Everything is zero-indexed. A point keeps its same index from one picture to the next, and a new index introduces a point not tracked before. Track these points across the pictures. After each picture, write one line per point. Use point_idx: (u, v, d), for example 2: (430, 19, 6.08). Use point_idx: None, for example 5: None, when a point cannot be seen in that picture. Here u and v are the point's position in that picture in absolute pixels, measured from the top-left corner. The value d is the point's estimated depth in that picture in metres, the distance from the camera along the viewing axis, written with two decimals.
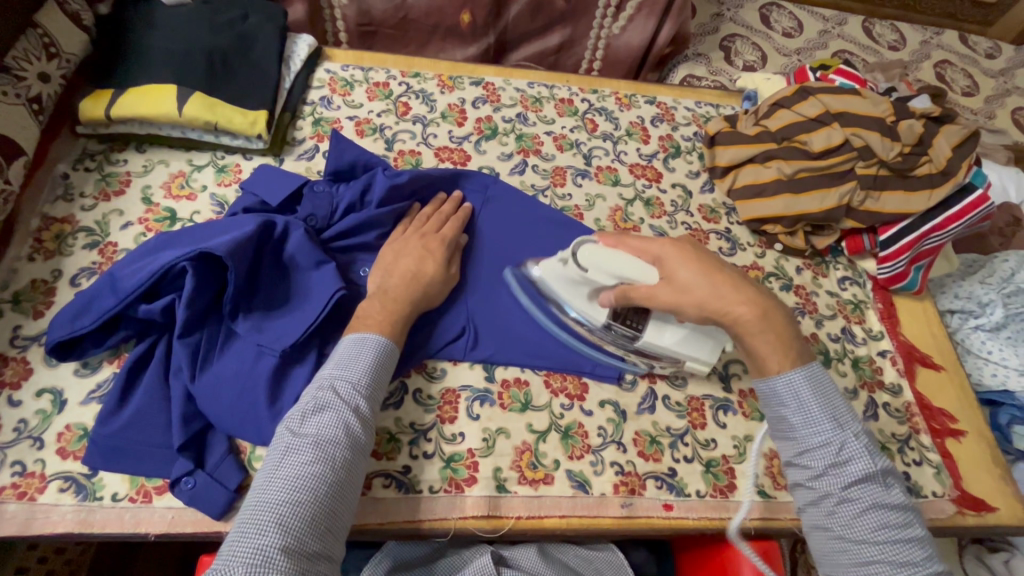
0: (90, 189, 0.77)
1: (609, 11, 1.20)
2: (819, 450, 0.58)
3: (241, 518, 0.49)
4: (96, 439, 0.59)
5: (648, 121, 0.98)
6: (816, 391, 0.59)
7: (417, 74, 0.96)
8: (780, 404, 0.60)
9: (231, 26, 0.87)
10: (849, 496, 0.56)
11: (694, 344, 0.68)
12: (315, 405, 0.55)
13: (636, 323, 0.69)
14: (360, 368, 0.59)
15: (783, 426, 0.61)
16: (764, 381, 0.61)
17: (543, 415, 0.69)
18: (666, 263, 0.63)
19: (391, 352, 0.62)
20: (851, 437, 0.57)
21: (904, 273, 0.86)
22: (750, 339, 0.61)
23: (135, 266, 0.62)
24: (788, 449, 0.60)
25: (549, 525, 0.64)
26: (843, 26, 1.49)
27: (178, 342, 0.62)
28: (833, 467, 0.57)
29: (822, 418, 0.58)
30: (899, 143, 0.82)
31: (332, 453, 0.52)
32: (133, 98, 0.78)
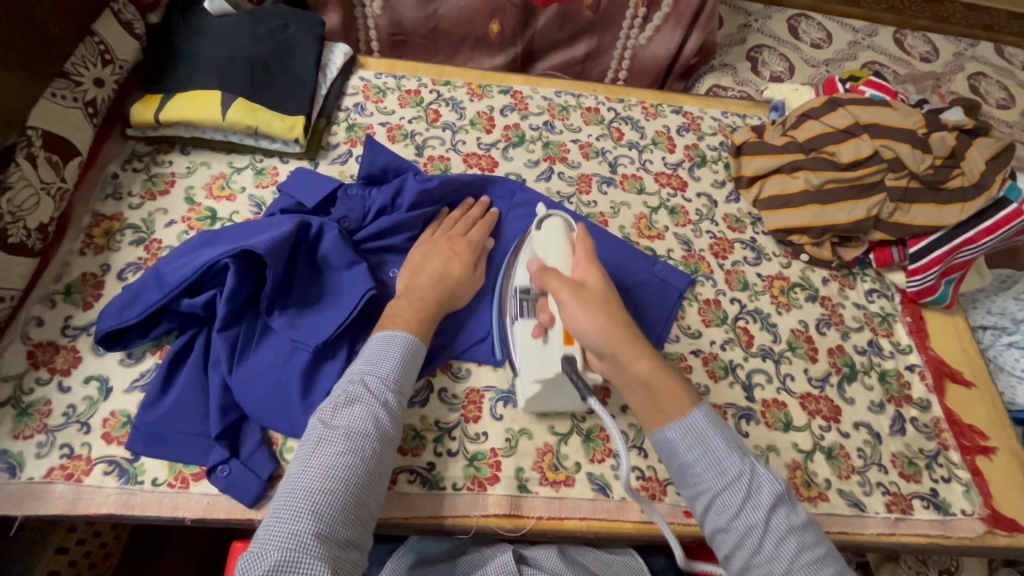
0: (138, 188, 0.81)
1: (636, 22, 1.21)
2: (732, 489, 0.51)
3: (276, 505, 0.51)
4: (139, 425, 0.62)
5: (674, 131, 0.98)
6: (715, 425, 0.53)
7: (447, 82, 0.98)
8: (684, 446, 0.53)
9: (272, 35, 0.91)
10: (769, 529, 0.49)
11: (531, 356, 0.63)
12: (345, 398, 0.57)
13: (526, 310, 0.65)
14: (389, 363, 0.61)
15: (688, 473, 0.53)
16: (662, 431, 0.54)
17: (565, 418, 0.70)
18: (590, 282, 0.58)
19: (419, 349, 0.64)
20: (755, 461, 0.52)
21: (935, 286, 0.84)
22: (642, 391, 0.55)
23: (180, 262, 0.65)
24: (698, 497, 0.52)
25: (569, 527, 0.65)
26: (873, 37, 1.48)
27: (218, 336, 0.64)
28: (748, 501, 0.50)
29: (727, 452, 0.52)
30: (931, 155, 0.81)
31: (361, 445, 0.54)
32: (180, 103, 0.81)
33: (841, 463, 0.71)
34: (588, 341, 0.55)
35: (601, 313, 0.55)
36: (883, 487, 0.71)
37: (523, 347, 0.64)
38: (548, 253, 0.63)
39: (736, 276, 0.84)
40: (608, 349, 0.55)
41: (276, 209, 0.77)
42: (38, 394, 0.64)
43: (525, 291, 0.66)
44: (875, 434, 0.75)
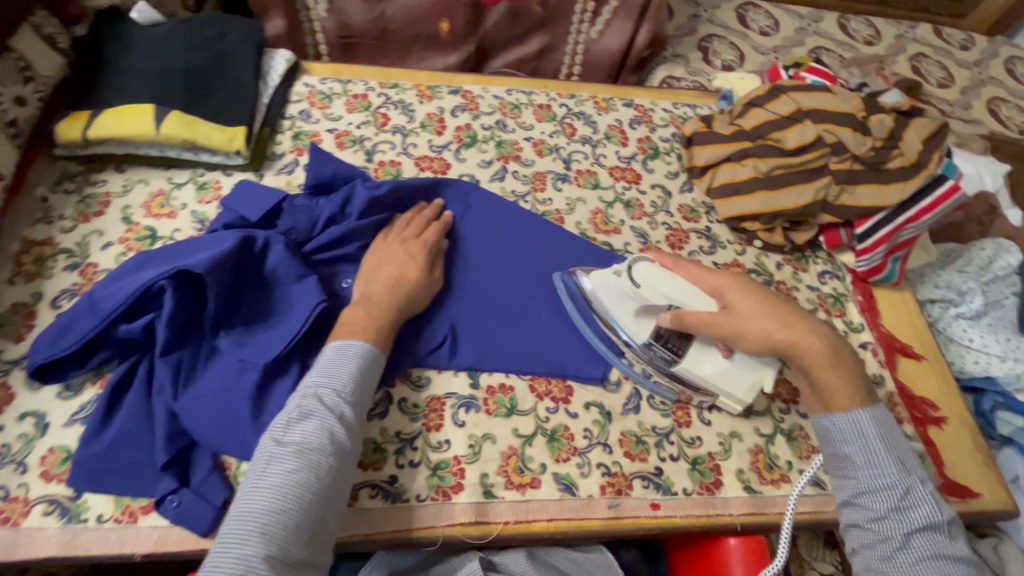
0: (71, 211, 0.77)
1: (586, 16, 1.21)
2: (884, 492, 0.57)
3: (225, 528, 0.49)
4: (81, 460, 0.59)
5: (626, 124, 0.99)
6: (882, 432, 0.60)
7: (395, 85, 0.97)
8: (843, 440, 0.61)
9: (208, 44, 0.87)
10: (908, 543, 0.55)
11: (731, 379, 0.69)
12: (298, 412, 0.55)
13: (678, 348, 0.71)
14: (344, 375, 0.59)
15: (843, 464, 0.61)
16: (824, 420, 0.63)
17: (529, 420, 0.69)
18: (729, 295, 0.67)
19: (376, 358, 0.62)
20: (916, 483, 0.57)
21: (882, 265, 0.87)
22: (817, 375, 0.63)
23: (116, 286, 0.63)
24: (844, 489, 0.60)
25: (537, 529, 0.65)
26: (818, 23, 1.52)
27: (160, 361, 0.62)
28: (897, 510, 0.56)
29: (884, 459, 0.58)
30: (871, 138, 0.83)
31: (314, 461, 0.52)
32: (110, 119, 0.78)
33: (801, 444, 0.73)
34: (758, 346, 0.65)
35: (768, 313, 0.65)
36: None
37: (715, 379, 0.69)
38: (668, 296, 0.66)
39: None
40: (785, 348, 0.64)
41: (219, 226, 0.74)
42: None
43: (657, 338, 0.71)
44: None
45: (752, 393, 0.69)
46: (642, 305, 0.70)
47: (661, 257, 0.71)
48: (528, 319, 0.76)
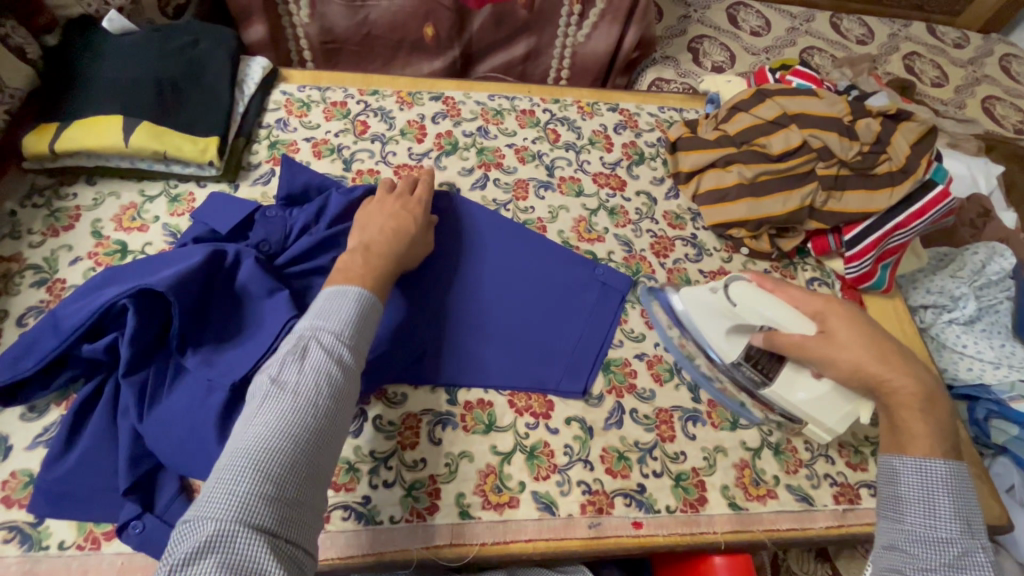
0: (39, 225, 0.75)
1: (573, 19, 1.20)
2: (942, 547, 0.53)
3: (216, 466, 0.46)
4: (40, 485, 0.57)
5: (611, 129, 0.97)
6: (957, 488, 0.55)
7: (375, 91, 0.95)
8: (908, 485, 0.56)
9: (181, 52, 0.86)
10: None
11: (824, 408, 0.67)
12: (295, 354, 0.52)
13: (768, 370, 0.71)
14: (344, 318, 0.56)
15: (900, 507, 0.56)
16: (892, 460, 0.58)
17: (507, 436, 0.68)
18: (829, 320, 0.64)
19: (373, 305, 0.60)
20: (976, 547, 0.53)
21: (872, 272, 0.85)
22: (903, 418, 0.59)
23: (79, 304, 0.61)
24: (894, 532, 0.56)
25: (515, 550, 0.63)
26: (810, 22, 1.50)
27: (124, 381, 0.60)
28: (957, 568, 0.52)
29: (948, 514, 0.54)
30: (857, 142, 0.82)
31: (313, 402, 0.50)
32: (79, 130, 0.76)
33: (788, 458, 0.71)
34: (846, 377, 0.63)
35: (864, 346, 0.62)
36: (830, 479, 0.71)
37: (808, 407, 0.68)
38: (766, 319, 0.67)
39: (679, 274, 0.83)
40: (871, 382, 0.61)
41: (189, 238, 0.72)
42: None
43: (747, 359, 0.71)
44: None
45: (845, 425, 0.66)
46: (734, 325, 0.71)
47: (760, 276, 0.71)
48: (507, 327, 0.75)
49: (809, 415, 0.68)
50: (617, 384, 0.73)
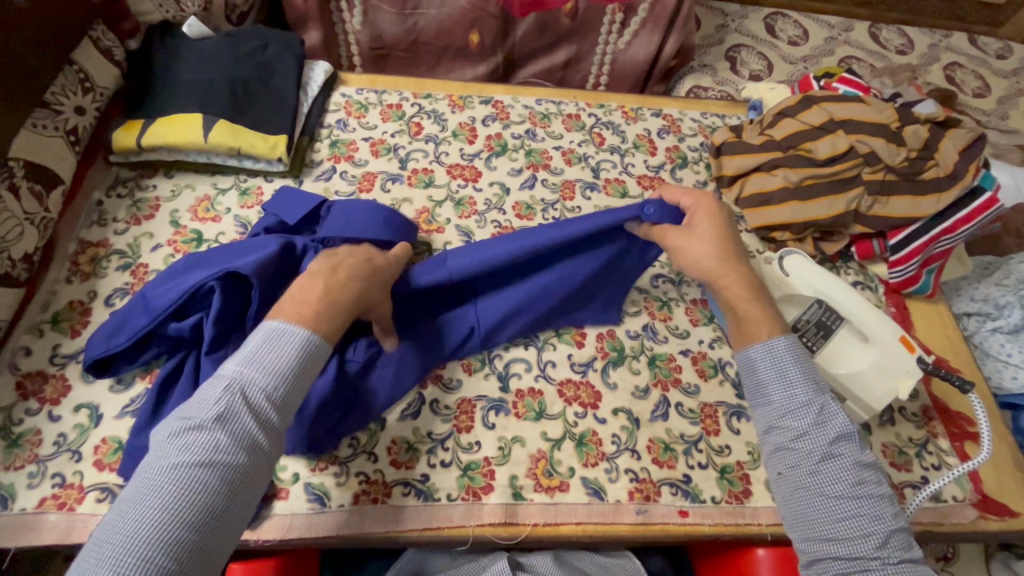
0: (123, 214, 0.81)
1: (614, 28, 1.23)
2: (805, 409, 0.58)
3: (98, 540, 0.41)
4: (129, 450, 0.62)
5: (655, 134, 1.00)
6: (796, 356, 0.61)
7: (428, 95, 0.99)
8: (765, 368, 0.61)
9: (252, 56, 0.91)
10: (831, 452, 0.55)
11: (868, 381, 0.70)
12: (218, 411, 0.47)
13: (812, 344, 0.72)
14: (275, 368, 0.50)
15: (765, 389, 0.61)
16: (747, 350, 0.63)
17: (558, 424, 0.70)
18: (694, 206, 0.70)
19: (320, 348, 0.54)
20: (828, 400, 0.58)
21: (916, 276, 0.86)
22: (740, 305, 0.65)
23: (166, 286, 0.66)
24: (768, 410, 0.60)
25: (566, 532, 0.65)
26: (848, 32, 1.50)
27: (206, 358, 0.64)
28: (814, 428, 0.57)
29: (804, 382, 0.59)
30: (905, 148, 0.83)
31: (220, 481, 0.45)
32: (162, 127, 0.82)
33: None
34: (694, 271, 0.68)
35: (720, 242, 0.67)
36: None
37: (854, 380, 0.70)
38: (816, 288, 0.75)
39: None
40: (713, 276, 0.66)
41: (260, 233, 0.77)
42: (27, 424, 0.64)
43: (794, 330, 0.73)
44: (864, 426, 0.75)
45: (883, 403, 0.69)
46: (786, 294, 0.75)
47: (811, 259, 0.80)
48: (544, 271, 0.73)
49: (850, 389, 0.70)
50: (663, 378, 0.75)
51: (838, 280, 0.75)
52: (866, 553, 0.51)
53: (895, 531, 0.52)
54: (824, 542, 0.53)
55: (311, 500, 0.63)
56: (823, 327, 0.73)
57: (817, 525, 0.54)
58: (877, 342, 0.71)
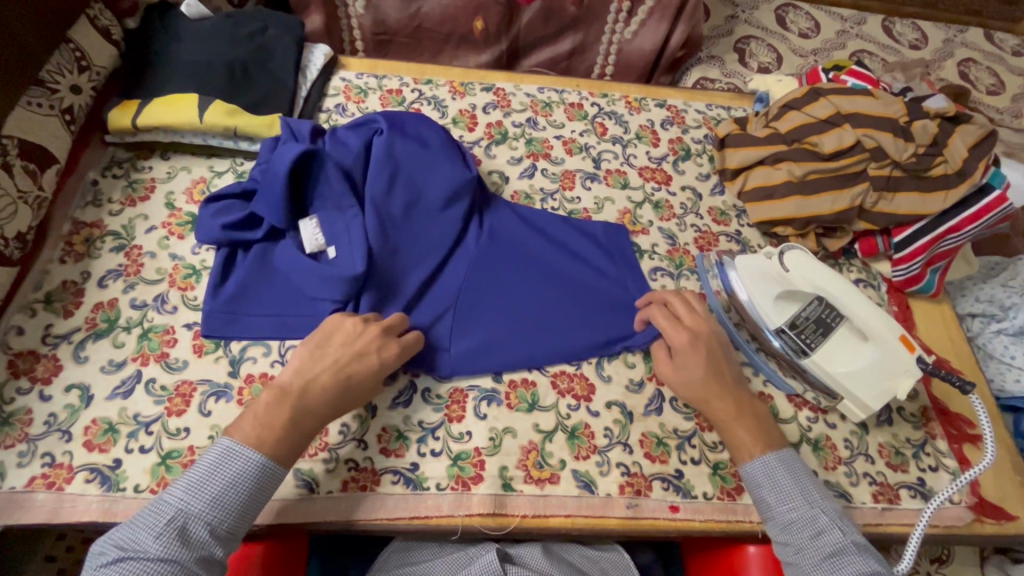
0: (118, 195, 0.80)
1: (621, 16, 1.20)
2: (801, 525, 0.58)
3: None
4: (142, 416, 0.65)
5: (658, 124, 0.98)
6: (790, 471, 0.61)
7: (429, 81, 0.98)
8: (760, 483, 0.62)
9: (251, 37, 0.90)
10: (833, 570, 0.55)
11: (866, 381, 0.69)
12: (157, 552, 0.49)
13: (811, 341, 0.71)
14: (208, 510, 0.52)
15: (763, 505, 0.61)
16: (746, 465, 0.63)
17: (550, 415, 0.70)
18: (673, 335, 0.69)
19: (269, 474, 0.55)
20: (823, 514, 0.58)
21: (920, 275, 0.84)
22: (727, 431, 0.65)
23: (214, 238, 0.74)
24: (771, 525, 0.61)
25: (554, 524, 0.65)
26: (861, 25, 1.47)
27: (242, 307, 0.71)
28: (812, 542, 0.57)
29: (798, 496, 0.59)
30: (913, 143, 0.81)
31: (180, 573, 0.49)
32: (158, 107, 0.81)
33: (828, 455, 0.72)
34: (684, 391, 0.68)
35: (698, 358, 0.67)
36: (869, 478, 0.71)
37: (854, 380, 0.70)
38: (816, 284, 0.72)
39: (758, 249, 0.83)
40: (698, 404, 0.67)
41: (231, 215, 0.74)
42: (18, 404, 0.64)
43: (793, 326, 0.72)
44: (861, 425, 0.74)
45: (881, 402, 0.69)
46: (784, 290, 0.73)
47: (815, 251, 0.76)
48: (544, 275, 0.78)
49: (847, 388, 0.70)
50: (658, 372, 0.75)
51: (837, 276, 0.72)
52: None
53: None
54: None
55: (300, 485, 0.63)
56: (822, 324, 0.71)
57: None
58: (876, 342, 0.68)
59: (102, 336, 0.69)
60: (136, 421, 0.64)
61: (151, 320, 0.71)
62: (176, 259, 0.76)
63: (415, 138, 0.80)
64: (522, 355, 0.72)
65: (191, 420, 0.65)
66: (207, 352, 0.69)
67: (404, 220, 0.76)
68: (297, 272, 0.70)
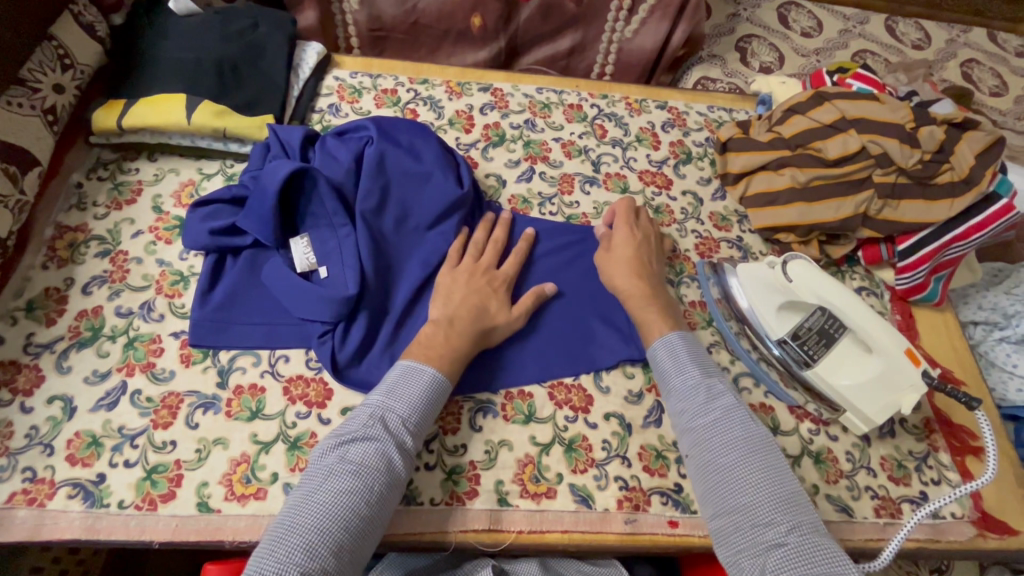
0: (103, 198, 0.78)
1: (621, 15, 1.18)
2: (698, 392, 0.63)
3: (272, 530, 0.51)
4: (126, 428, 0.63)
5: (659, 127, 0.96)
6: (689, 348, 0.67)
7: (425, 80, 0.95)
8: (663, 360, 0.66)
9: (242, 34, 0.87)
10: (715, 425, 0.60)
11: (869, 395, 0.68)
12: (365, 429, 0.57)
13: (814, 353, 0.70)
14: (406, 402, 0.59)
15: (666, 382, 0.66)
16: (652, 347, 0.68)
17: (547, 428, 0.68)
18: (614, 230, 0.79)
19: (443, 388, 0.62)
20: (715, 381, 0.64)
21: (924, 284, 0.83)
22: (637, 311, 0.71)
23: (200, 245, 0.72)
24: (671, 398, 0.65)
25: (551, 540, 0.64)
26: (863, 25, 1.45)
27: (227, 321, 0.69)
28: (705, 402, 0.62)
29: (695, 367, 0.65)
30: (919, 150, 0.79)
31: (382, 456, 0.56)
32: (144, 108, 0.79)
33: (829, 468, 0.70)
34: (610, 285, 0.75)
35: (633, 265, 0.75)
36: (871, 491, 0.70)
37: (858, 394, 0.68)
38: (821, 297, 0.69)
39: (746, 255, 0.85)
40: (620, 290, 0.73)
41: (220, 220, 0.72)
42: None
43: (795, 337, 0.70)
44: (863, 438, 0.73)
45: (885, 416, 0.68)
46: (787, 300, 0.72)
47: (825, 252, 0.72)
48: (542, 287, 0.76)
49: (850, 401, 0.69)
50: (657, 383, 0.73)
51: (844, 287, 0.68)
52: (768, 526, 0.53)
53: (791, 494, 0.55)
54: (728, 515, 0.55)
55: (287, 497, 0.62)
56: (824, 336, 0.70)
57: (717, 498, 0.57)
58: (881, 355, 0.66)
59: (86, 346, 0.67)
60: (121, 433, 0.62)
61: (137, 329, 0.69)
62: (164, 264, 0.73)
63: (408, 150, 0.78)
64: (520, 372, 0.71)
65: (178, 433, 0.63)
66: (195, 361, 0.67)
67: (397, 237, 0.75)
68: (283, 291, 0.69)
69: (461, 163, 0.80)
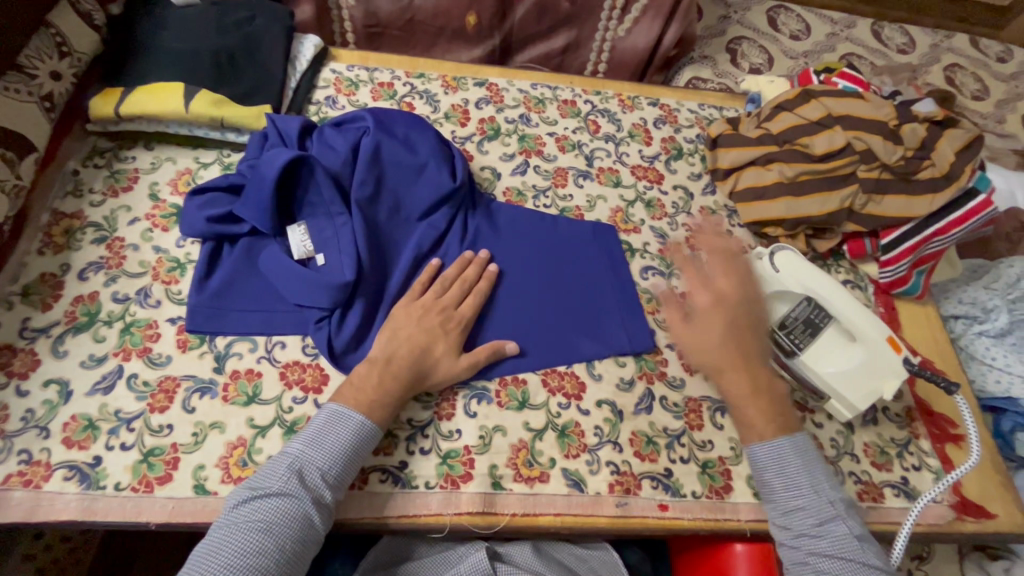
0: (99, 185, 0.78)
1: (614, 14, 1.20)
2: (806, 510, 0.61)
3: None
4: (122, 412, 0.63)
5: (651, 123, 0.98)
6: (800, 458, 0.63)
7: (421, 75, 0.97)
8: (766, 467, 0.64)
9: (239, 26, 0.88)
10: (822, 549, 0.59)
11: (851, 381, 0.70)
12: (282, 483, 0.55)
13: (800, 342, 0.71)
14: (328, 453, 0.58)
15: (768, 489, 0.64)
16: (752, 443, 0.65)
17: (540, 414, 0.70)
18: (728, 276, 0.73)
19: (372, 434, 0.61)
20: (828, 501, 0.61)
21: (906, 277, 0.86)
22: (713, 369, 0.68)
23: (197, 233, 0.72)
24: (774, 508, 0.64)
25: (543, 523, 0.65)
26: (851, 29, 1.49)
27: (222, 308, 0.70)
28: (815, 524, 0.60)
29: (808, 483, 0.62)
30: (902, 147, 0.82)
31: (299, 512, 0.54)
32: (141, 96, 0.79)
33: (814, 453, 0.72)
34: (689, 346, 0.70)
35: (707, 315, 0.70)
36: (855, 476, 0.72)
37: (842, 381, 0.70)
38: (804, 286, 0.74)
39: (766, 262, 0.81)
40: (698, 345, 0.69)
41: (218, 207, 0.72)
42: None
43: (782, 326, 0.72)
44: (847, 425, 0.75)
45: (868, 403, 0.70)
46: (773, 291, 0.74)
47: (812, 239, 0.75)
48: (535, 278, 0.78)
49: (834, 389, 0.71)
50: (648, 371, 0.75)
51: (825, 279, 0.74)
52: None
53: None
54: None
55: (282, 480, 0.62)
56: (810, 325, 0.72)
57: None
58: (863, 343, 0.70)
59: (82, 331, 0.67)
60: (117, 417, 0.63)
61: (133, 314, 0.69)
62: (160, 252, 0.74)
63: (404, 142, 0.79)
64: (512, 358, 0.72)
65: (175, 417, 0.64)
66: (191, 347, 0.68)
67: (392, 226, 0.76)
68: (280, 278, 0.70)
69: (456, 155, 0.81)
